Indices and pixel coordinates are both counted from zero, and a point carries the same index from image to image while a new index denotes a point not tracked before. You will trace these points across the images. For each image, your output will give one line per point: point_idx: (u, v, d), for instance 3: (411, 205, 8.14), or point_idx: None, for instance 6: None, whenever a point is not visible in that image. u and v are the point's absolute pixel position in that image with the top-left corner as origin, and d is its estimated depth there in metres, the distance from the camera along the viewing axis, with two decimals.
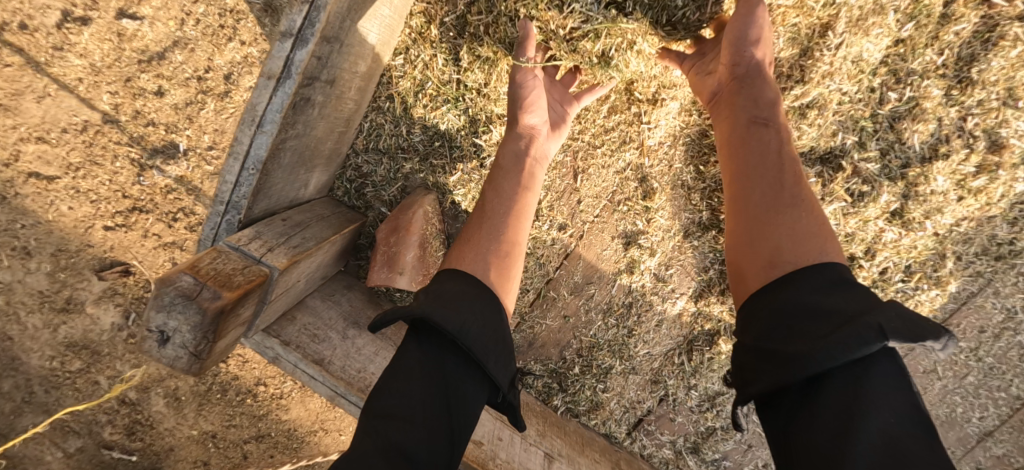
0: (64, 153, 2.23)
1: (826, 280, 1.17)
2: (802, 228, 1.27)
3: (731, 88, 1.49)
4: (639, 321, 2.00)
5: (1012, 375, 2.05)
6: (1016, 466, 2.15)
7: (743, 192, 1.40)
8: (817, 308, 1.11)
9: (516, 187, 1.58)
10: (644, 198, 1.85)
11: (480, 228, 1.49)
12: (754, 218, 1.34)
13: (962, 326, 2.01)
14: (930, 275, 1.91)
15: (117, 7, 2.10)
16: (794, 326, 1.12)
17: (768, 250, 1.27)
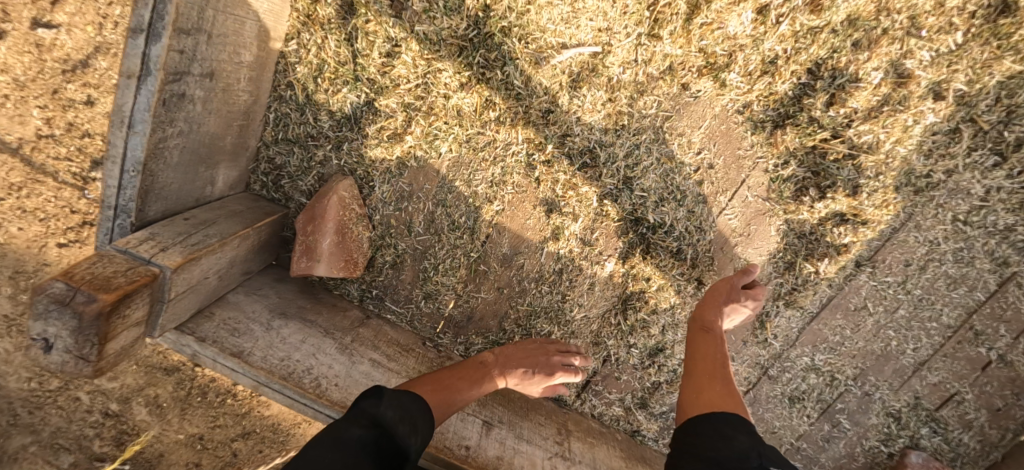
0: (2, 174, 2.00)
1: (733, 422, 1.44)
2: (727, 391, 1.63)
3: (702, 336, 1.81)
4: (571, 285, 2.02)
5: (942, 304, 2.10)
6: (952, 391, 2.22)
7: (710, 364, 1.72)
8: (730, 438, 1.38)
9: (479, 377, 1.82)
10: (561, 166, 1.86)
11: (464, 380, 1.78)
12: (701, 385, 1.64)
13: (887, 262, 2.01)
14: (849, 220, 1.87)
15: (31, 16, 1.90)
16: (734, 436, 1.38)
17: (705, 397, 1.58)
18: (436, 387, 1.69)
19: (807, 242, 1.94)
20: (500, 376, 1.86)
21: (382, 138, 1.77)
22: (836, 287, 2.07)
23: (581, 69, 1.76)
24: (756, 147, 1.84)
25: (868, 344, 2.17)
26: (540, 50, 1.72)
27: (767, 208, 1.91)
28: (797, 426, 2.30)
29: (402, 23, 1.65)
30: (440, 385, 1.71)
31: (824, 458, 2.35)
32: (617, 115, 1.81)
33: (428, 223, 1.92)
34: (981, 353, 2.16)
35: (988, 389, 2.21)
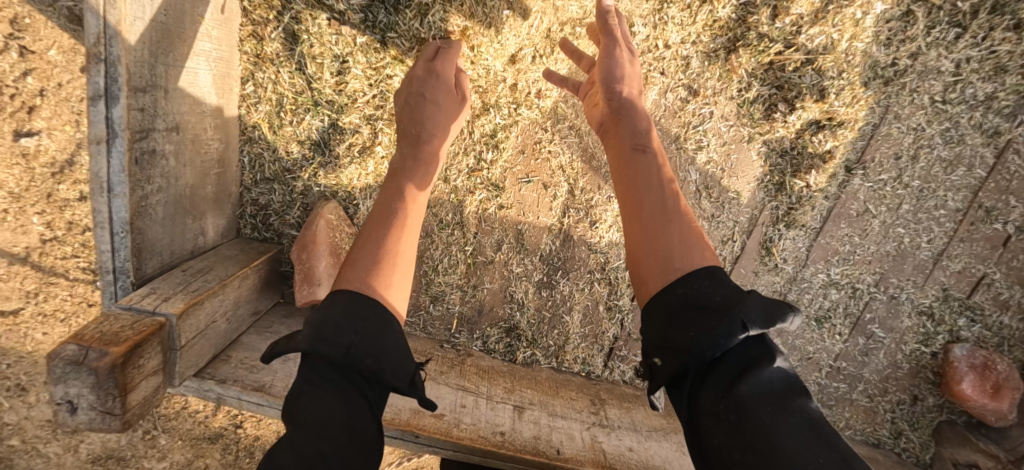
0: (18, 283, 2.13)
1: (711, 287, 1.19)
2: (676, 234, 1.30)
3: (614, 119, 1.55)
4: (567, 258, 2.02)
5: (944, 191, 2.08)
6: (977, 275, 2.20)
7: (642, 198, 1.38)
8: (709, 311, 1.14)
9: (422, 165, 1.57)
10: (533, 145, 1.86)
11: (406, 173, 1.53)
12: (640, 226, 1.34)
13: (877, 160, 1.98)
14: (827, 126, 1.85)
15: (11, 128, 1.96)
16: (675, 323, 1.16)
17: (659, 256, 1.27)
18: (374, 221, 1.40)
19: (793, 158, 1.92)
20: (432, 147, 1.59)
21: (354, 154, 1.81)
22: (834, 197, 2.03)
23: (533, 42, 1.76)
24: (714, 81, 1.82)
25: (881, 247, 2.14)
26: (485, 31, 1.72)
27: (743, 135, 1.89)
28: (831, 346, 2.27)
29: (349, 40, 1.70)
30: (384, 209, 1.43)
31: (867, 372, 2.32)
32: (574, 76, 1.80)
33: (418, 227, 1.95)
34: (999, 229, 2.14)
35: (1016, 262, 2.19)
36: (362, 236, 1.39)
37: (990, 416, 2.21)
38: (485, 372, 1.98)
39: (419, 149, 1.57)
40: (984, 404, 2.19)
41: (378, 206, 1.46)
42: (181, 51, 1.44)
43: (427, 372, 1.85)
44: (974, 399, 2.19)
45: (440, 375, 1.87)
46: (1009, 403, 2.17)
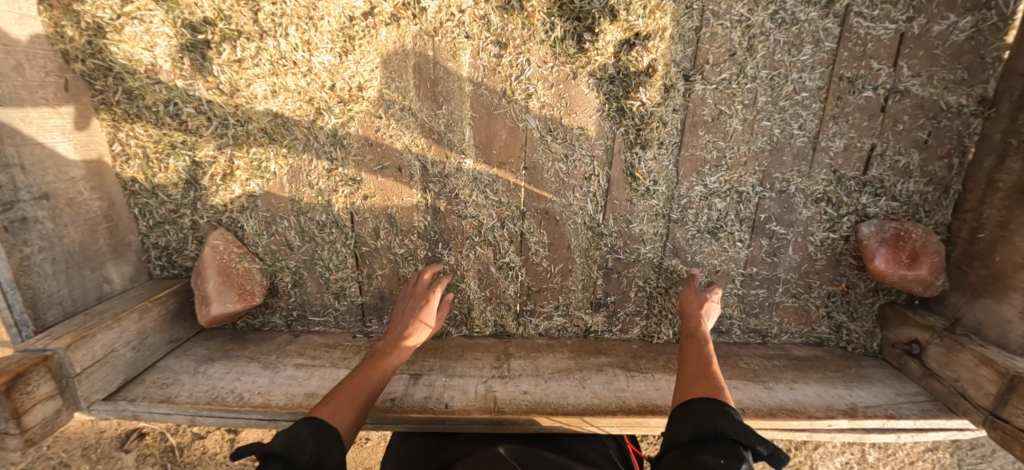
0: None
1: (711, 411, 1.59)
2: (711, 384, 1.75)
3: (693, 341, 1.98)
4: (443, 229, 2.14)
5: (796, 73, 2.05)
6: (865, 148, 2.15)
7: (698, 364, 1.86)
8: (695, 421, 1.57)
9: (389, 356, 1.86)
10: (374, 133, 2.00)
11: (373, 359, 1.84)
12: (694, 371, 1.83)
13: (711, 61, 1.99)
14: (637, 42, 1.90)
15: None
16: (692, 422, 1.58)
17: (696, 383, 1.76)
18: (339, 389, 1.69)
19: (621, 81, 1.96)
20: (407, 343, 1.92)
21: (220, 183, 2.02)
22: (683, 108, 2.04)
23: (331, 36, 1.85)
24: (519, 29, 1.90)
25: (752, 145, 2.13)
26: (292, 40, 1.83)
27: (567, 72, 1.96)
28: (736, 255, 2.27)
29: (176, 83, 1.87)
30: (352, 386, 1.70)
31: (782, 273, 2.29)
32: (386, 60, 1.91)
33: (300, 233, 2.13)
34: (870, 96, 2.09)
35: (901, 125, 2.13)
36: (342, 385, 1.70)
37: (914, 286, 2.14)
38: None
39: (398, 339, 1.91)
40: (903, 277, 2.12)
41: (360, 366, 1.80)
42: (30, 131, 1.68)
43: (329, 360, 2.02)
44: (892, 273, 2.13)
45: (342, 361, 2.04)
46: (928, 268, 2.11)
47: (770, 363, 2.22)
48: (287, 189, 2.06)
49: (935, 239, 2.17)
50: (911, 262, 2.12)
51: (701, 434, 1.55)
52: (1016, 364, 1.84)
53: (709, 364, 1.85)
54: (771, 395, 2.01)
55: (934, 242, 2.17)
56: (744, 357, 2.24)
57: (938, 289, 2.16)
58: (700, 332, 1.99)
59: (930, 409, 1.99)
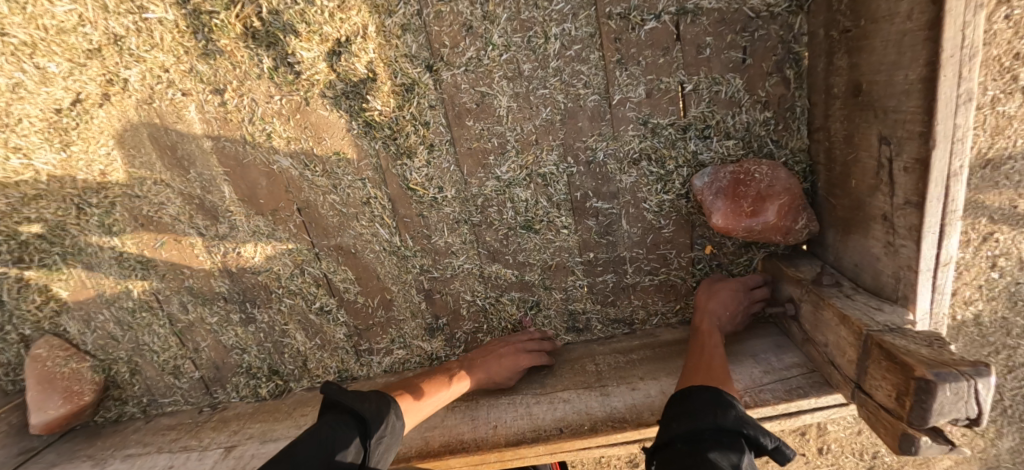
0: None
1: (712, 401, 1.40)
2: (714, 374, 1.55)
3: (705, 332, 1.80)
4: (244, 289, 2.05)
5: (555, 26, 1.73)
6: (671, 88, 1.80)
7: (705, 357, 1.67)
8: (696, 409, 1.39)
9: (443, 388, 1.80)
10: (138, 214, 1.95)
11: (430, 383, 1.81)
12: (703, 363, 1.63)
13: (447, 44, 1.73)
14: (342, 50, 1.67)
15: None
16: (693, 408, 1.39)
17: (702, 371, 1.58)
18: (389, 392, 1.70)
19: (353, 94, 1.75)
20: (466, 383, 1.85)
21: (17, 295, 2.03)
22: (438, 101, 1.79)
23: (44, 134, 1.80)
24: (230, 71, 1.75)
25: (535, 121, 1.83)
26: (14, 148, 1.81)
27: (298, 100, 1.79)
28: (565, 243, 1.98)
29: None
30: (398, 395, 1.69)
31: (626, 251, 1.98)
32: (115, 139, 1.84)
33: (116, 324, 2.11)
34: (655, 26, 1.73)
35: (706, 49, 1.76)
36: (414, 385, 1.79)
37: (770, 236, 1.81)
38: (222, 423, 2.05)
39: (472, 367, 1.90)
40: (748, 229, 1.80)
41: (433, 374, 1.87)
42: None
43: (154, 446, 1.98)
44: (734, 229, 1.80)
45: (169, 444, 2.00)
46: (779, 214, 1.75)
47: (624, 358, 1.91)
48: (82, 285, 2.05)
49: (785, 174, 1.77)
50: (755, 211, 1.76)
51: (700, 418, 1.36)
52: (876, 318, 1.46)
53: (716, 360, 1.64)
54: (605, 402, 1.72)
55: (786, 177, 1.78)
56: (597, 357, 1.96)
57: (802, 234, 1.78)
58: (715, 328, 1.81)
59: (801, 384, 1.63)
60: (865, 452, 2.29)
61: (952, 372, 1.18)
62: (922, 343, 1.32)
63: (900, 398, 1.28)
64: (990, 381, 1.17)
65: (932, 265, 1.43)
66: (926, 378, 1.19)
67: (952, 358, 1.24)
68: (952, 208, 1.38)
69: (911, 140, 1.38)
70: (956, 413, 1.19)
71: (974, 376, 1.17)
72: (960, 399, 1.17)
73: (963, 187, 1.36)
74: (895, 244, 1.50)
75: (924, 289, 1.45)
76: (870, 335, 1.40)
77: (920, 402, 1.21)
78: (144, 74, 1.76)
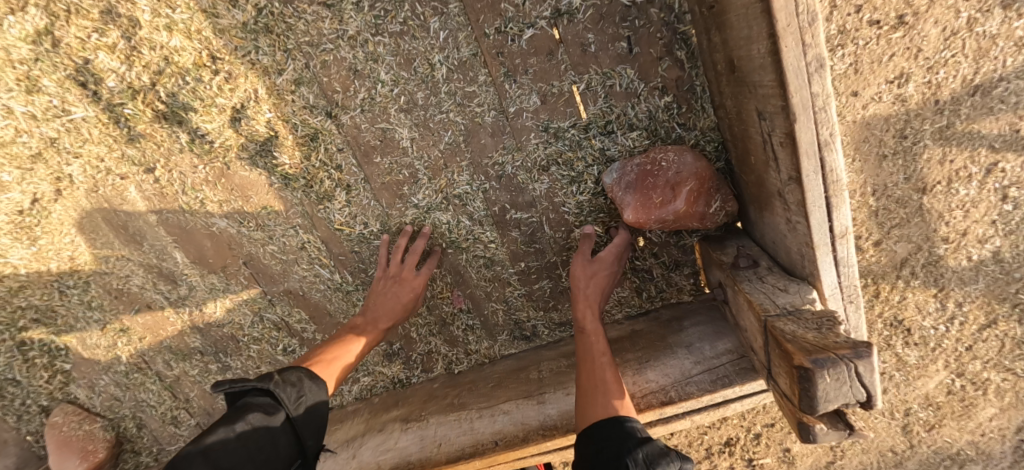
0: None
1: (614, 436, 1.40)
2: (605, 392, 1.56)
3: (586, 332, 1.79)
4: (214, 341, 2.22)
5: (436, 53, 1.75)
6: (563, 91, 1.79)
7: (590, 365, 1.68)
8: (601, 451, 1.38)
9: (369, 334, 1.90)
10: (110, 288, 2.15)
11: (354, 336, 1.89)
12: (588, 379, 1.63)
13: (339, 90, 1.79)
14: (242, 116, 1.80)
15: None
16: (599, 450, 1.38)
17: (595, 394, 1.57)
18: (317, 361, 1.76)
19: (264, 153, 1.86)
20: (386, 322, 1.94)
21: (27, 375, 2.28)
22: (345, 144, 1.86)
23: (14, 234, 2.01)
24: (155, 151, 1.90)
25: (438, 146, 1.87)
26: None
27: (220, 166, 1.91)
28: (495, 256, 2.02)
29: None
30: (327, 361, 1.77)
31: (555, 256, 2.00)
32: (75, 227, 2.04)
33: (116, 386, 2.34)
34: (534, 34, 1.72)
35: (591, 46, 1.74)
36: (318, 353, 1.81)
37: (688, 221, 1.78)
38: None
39: (377, 321, 1.93)
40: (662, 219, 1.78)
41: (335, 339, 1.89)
42: None
43: None
44: (648, 221, 1.80)
45: None
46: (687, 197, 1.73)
47: (567, 362, 1.91)
48: (79, 357, 2.28)
49: (691, 157, 1.75)
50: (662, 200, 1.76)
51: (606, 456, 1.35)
52: (776, 301, 1.45)
53: (598, 368, 1.66)
54: (541, 410, 1.73)
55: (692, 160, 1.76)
56: (542, 363, 1.97)
57: (718, 216, 1.78)
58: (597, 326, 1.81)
59: (727, 372, 1.61)
60: (899, 409, 2.39)
61: (830, 357, 1.14)
62: (811, 327, 1.31)
63: (793, 387, 1.25)
64: (870, 363, 1.13)
65: (828, 239, 1.39)
66: (805, 367, 1.16)
67: (836, 342, 1.22)
68: (834, 178, 1.32)
69: (779, 115, 1.34)
70: (843, 398, 1.14)
71: (853, 360, 1.13)
72: (841, 385, 1.13)
73: (840, 156, 1.31)
74: (792, 221, 1.47)
75: (824, 264, 1.42)
76: (768, 322, 1.38)
77: (805, 391, 1.17)
78: (85, 167, 1.93)
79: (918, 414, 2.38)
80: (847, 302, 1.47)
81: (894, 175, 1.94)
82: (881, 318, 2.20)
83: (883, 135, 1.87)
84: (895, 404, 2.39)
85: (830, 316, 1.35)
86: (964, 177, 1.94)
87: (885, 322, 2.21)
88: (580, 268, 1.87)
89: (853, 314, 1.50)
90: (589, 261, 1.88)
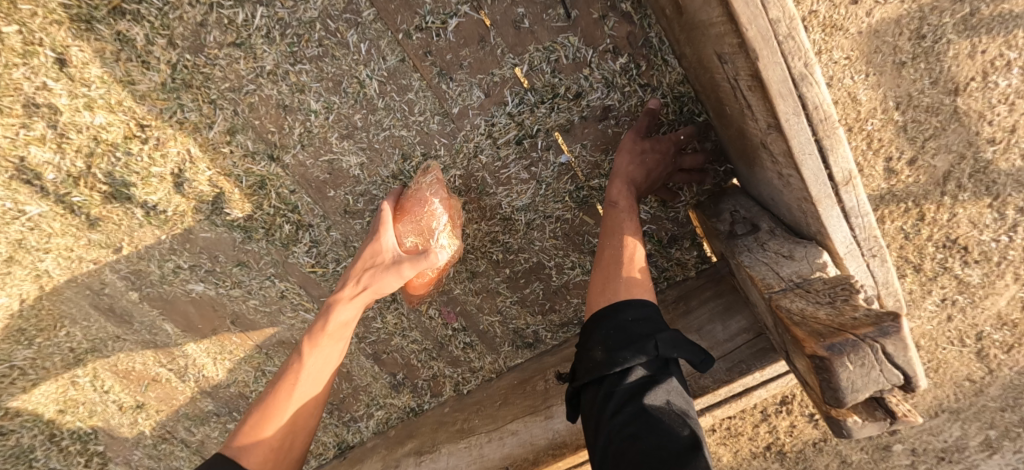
0: None
1: (638, 324, 1.31)
2: (624, 282, 1.44)
3: (616, 212, 1.56)
4: (226, 401, 2.23)
5: (361, 69, 1.61)
6: (506, 80, 1.60)
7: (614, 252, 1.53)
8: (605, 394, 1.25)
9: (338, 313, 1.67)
10: (115, 369, 2.16)
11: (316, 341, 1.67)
12: (610, 265, 1.50)
13: (274, 131, 1.68)
14: (183, 180, 1.74)
15: None
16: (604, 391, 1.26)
17: (612, 280, 1.46)
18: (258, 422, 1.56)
19: (217, 211, 1.80)
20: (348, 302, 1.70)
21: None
22: (295, 184, 1.76)
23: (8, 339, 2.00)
24: (117, 231, 1.85)
25: (387, 167, 1.74)
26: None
27: (181, 232, 1.85)
28: (478, 268, 1.88)
29: None
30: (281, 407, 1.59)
31: (537, 256, 1.85)
32: (65, 320, 2.03)
33: (150, 459, 2.34)
34: (459, 23, 1.53)
35: (525, 21, 1.51)
36: (249, 422, 1.57)
37: (414, 222, 1.71)
38: None
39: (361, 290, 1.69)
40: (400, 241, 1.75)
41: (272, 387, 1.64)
42: None
43: None
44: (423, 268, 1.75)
45: None
46: (405, 265, 1.65)
47: None
48: (107, 439, 2.28)
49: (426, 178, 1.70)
50: (376, 274, 1.68)
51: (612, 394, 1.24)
52: (781, 273, 1.15)
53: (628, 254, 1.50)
54: (549, 426, 1.58)
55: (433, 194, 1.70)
56: (547, 371, 1.80)
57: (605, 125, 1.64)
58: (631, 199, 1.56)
59: (744, 356, 1.40)
60: (970, 335, 2.05)
61: (848, 340, 0.90)
62: (823, 302, 1.04)
63: (813, 377, 1.01)
64: (900, 339, 0.88)
65: (830, 189, 1.07)
66: (819, 357, 0.92)
67: (854, 317, 0.96)
68: (823, 116, 1.00)
69: (738, 55, 1.02)
70: (874, 386, 0.91)
71: (877, 340, 0.89)
72: (868, 372, 0.90)
73: (823, 87, 0.99)
74: (783, 174, 1.15)
75: (831, 220, 1.11)
76: (772, 300, 1.11)
77: (825, 383, 0.94)
78: (57, 258, 1.90)
79: (993, 336, 2.05)
80: (870, 258, 1.17)
81: (918, 82, 1.68)
82: (930, 242, 1.89)
83: (897, 40, 1.62)
84: (964, 330, 2.04)
85: (846, 281, 1.07)
86: (1002, 66, 1.67)
87: (937, 245, 1.90)
88: (630, 140, 1.56)
89: (880, 269, 1.19)
90: (641, 137, 1.56)
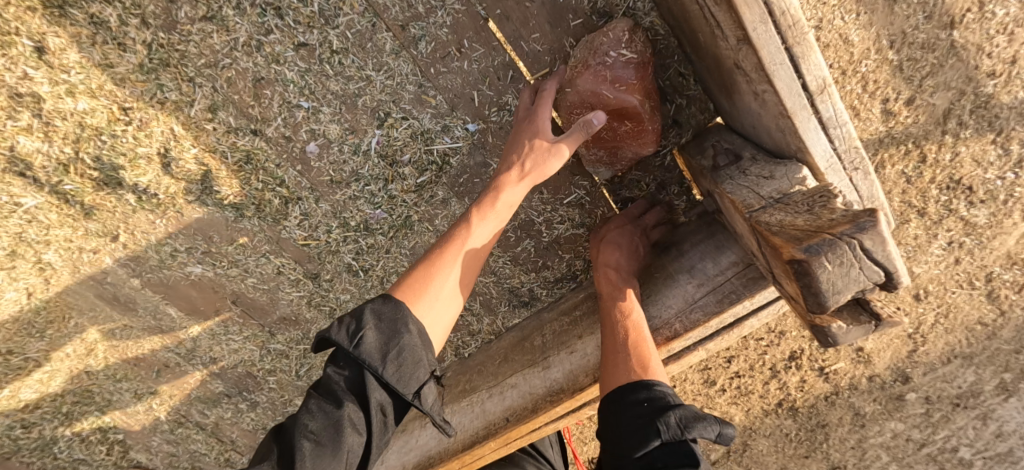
0: None
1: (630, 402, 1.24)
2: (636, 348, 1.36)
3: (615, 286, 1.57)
4: (235, 382, 2.27)
5: (333, 36, 1.60)
6: (475, 33, 1.58)
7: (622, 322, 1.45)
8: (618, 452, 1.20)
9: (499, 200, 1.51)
10: (125, 357, 2.19)
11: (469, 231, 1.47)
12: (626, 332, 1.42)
13: (253, 105, 1.69)
14: (170, 159, 1.76)
15: None
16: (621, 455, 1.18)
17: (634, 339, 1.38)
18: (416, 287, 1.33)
19: (207, 190, 1.82)
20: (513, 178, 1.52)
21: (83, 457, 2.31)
22: (280, 158, 1.77)
23: (20, 331, 2.01)
24: (113, 217, 1.88)
25: (368, 133, 1.74)
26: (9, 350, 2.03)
27: (174, 215, 1.87)
28: None
29: None
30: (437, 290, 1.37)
31: (525, 212, 1.84)
32: (73, 310, 2.05)
33: (169, 444, 2.39)
34: None
35: None
36: (410, 279, 1.37)
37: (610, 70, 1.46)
38: None
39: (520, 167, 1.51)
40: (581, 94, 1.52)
41: (440, 243, 1.47)
42: None
43: None
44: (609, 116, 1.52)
45: None
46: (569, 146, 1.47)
47: (569, 319, 1.74)
48: (126, 426, 2.32)
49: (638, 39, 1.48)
50: (538, 160, 1.49)
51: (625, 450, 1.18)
52: (761, 193, 1.15)
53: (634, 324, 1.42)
54: (546, 376, 1.58)
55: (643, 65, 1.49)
56: (544, 327, 1.81)
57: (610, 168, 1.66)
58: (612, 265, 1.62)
59: (734, 286, 1.39)
60: (978, 276, 2.02)
61: (825, 240, 0.89)
62: (802, 211, 1.03)
63: (795, 287, 1.01)
64: (877, 233, 0.87)
65: (806, 100, 1.07)
66: (796, 260, 0.91)
67: (831, 219, 0.95)
68: (791, 22, 0.99)
69: None
70: (854, 286, 0.90)
71: (854, 236, 0.88)
72: (847, 270, 0.88)
73: None
74: (757, 93, 1.13)
75: (809, 132, 1.11)
76: (752, 218, 1.11)
77: (805, 287, 0.93)
78: (59, 248, 1.92)
79: (1002, 277, 2.02)
80: (852, 171, 1.21)
81: (911, 18, 1.60)
82: (933, 185, 1.86)
83: None
84: (973, 272, 2.01)
85: (825, 190, 1.06)
86: None
87: (940, 187, 1.86)
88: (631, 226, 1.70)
89: (862, 181, 1.24)
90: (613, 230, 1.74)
